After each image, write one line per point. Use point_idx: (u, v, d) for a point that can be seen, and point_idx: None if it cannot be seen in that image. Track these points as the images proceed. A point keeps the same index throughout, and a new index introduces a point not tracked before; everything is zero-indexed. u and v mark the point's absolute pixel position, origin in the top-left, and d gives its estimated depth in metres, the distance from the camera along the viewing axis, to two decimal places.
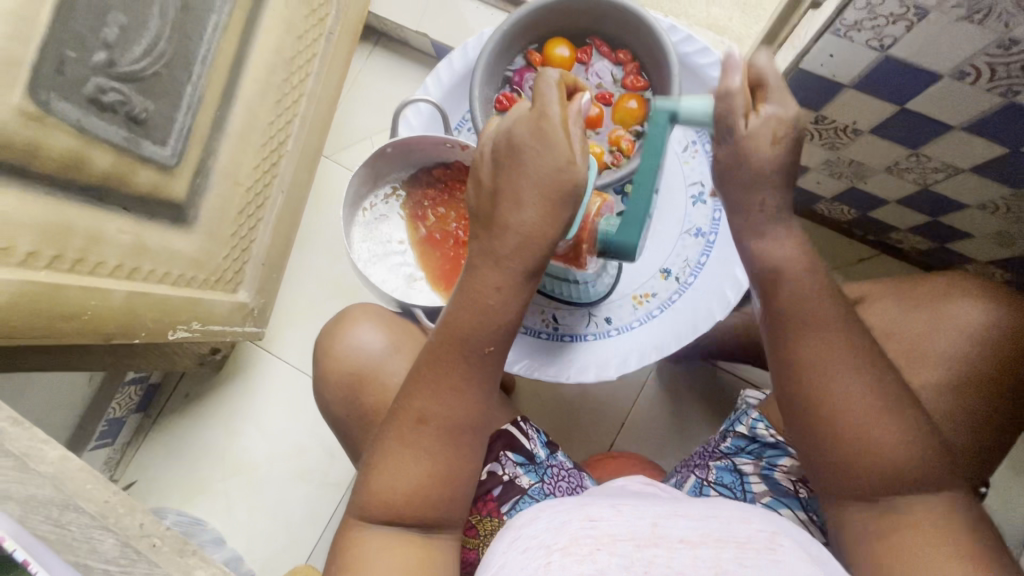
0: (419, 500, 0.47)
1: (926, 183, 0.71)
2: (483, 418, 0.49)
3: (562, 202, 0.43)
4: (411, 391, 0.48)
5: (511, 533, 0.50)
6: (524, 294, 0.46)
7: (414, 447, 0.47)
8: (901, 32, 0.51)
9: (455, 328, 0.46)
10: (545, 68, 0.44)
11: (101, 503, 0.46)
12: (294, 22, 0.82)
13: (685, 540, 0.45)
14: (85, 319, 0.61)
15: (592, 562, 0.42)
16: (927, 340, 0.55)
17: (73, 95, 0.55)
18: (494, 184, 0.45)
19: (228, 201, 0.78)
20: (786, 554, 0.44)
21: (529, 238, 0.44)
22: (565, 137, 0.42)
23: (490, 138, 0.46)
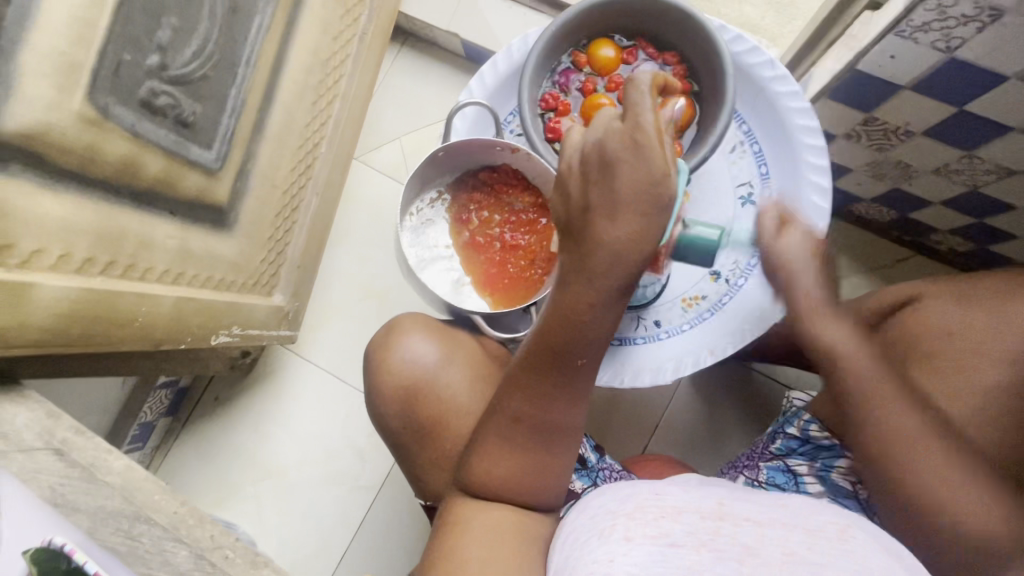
0: (516, 492, 0.49)
1: (976, 185, 0.70)
2: (575, 419, 0.49)
3: (657, 216, 0.41)
4: (506, 393, 0.48)
5: (581, 504, 0.52)
6: (617, 307, 0.44)
7: (510, 447, 0.48)
8: (971, 33, 0.51)
9: (549, 340, 0.45)
10: (636, 72, 0.41)
11: (170, 515, 0.46)
12: (330, 23, 0.81)
13: (750, 518, 0.47)
14: (136, 325, 0.61)
15: (656, 527, 0.45)
16: (992, 339, 0.54)
17: (128, 99, 0.54)
18: (585, 197, 0.43)
19: (266, 204, 0.77)
20: (858, 544, 0.45)
21: (621, 255, 0.42)
22: (660, 148, 0.40)
23: (577, 148, 0.44)
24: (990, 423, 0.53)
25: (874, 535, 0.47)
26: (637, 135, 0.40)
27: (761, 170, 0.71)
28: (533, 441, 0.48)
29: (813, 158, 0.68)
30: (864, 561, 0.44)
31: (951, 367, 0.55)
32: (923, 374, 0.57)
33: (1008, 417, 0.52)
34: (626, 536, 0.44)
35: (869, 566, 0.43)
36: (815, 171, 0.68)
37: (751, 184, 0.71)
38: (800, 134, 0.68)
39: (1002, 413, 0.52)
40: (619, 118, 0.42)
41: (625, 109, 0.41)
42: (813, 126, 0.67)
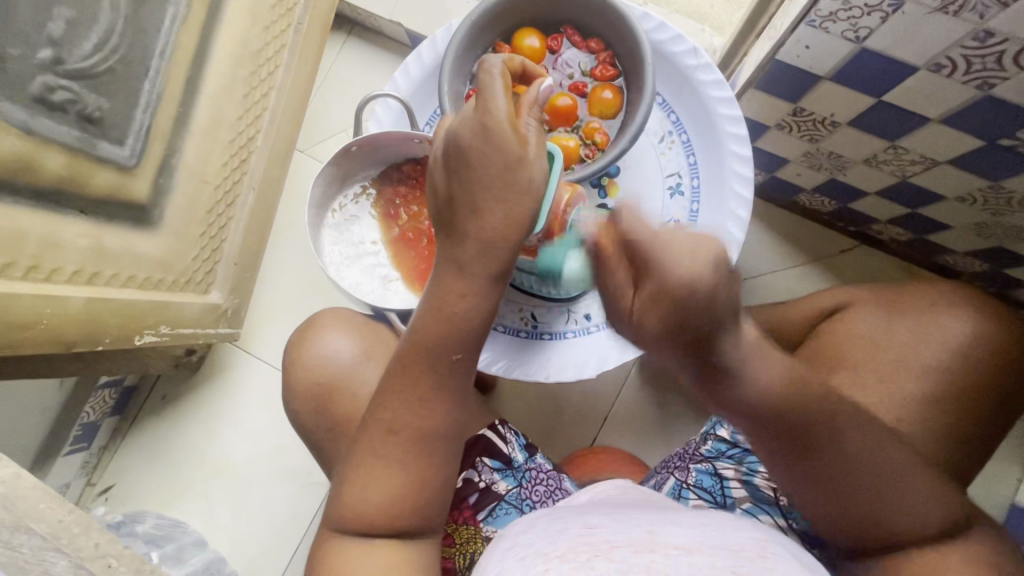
0: (392, 513, 0.47)
1: (904, 175, 0.70)
2: (457, 424, 0.48)
3: (518, 200, 0.43)
4: (380, 401, 0.47)
5: (506, 542, 0.48)
6: (489, 298, 0.45)
7: (385, 461, 0.46)
8: (877, 23, 0.50)
9: (423, 339, 0.45)
10: (489, 61, 0.44)
11: (54, 523, 0.44)
12: (260, 13, 0.79)
13: (679, 546, 0.44)
14: (43, 327, 0.59)
15: (589, 569, 0.41)
16: (913, 350, 0.54)
17: (19, 95, 0.53)
18: (450, 188, 0.46)
19: (195, 201, 0.76)
20: (779, 563, 0.42)
21: (489, 243, 0.43)
22: (510, 133, 0.43)
23: (441, 142, 0.47)
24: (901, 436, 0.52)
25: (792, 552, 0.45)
26: (486, 121, 0.43)
27: (689, 160, 0.70)
28: (409, 450, 0.46)
29: (737, 147, 0.67)
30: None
31: (873, 373, 0.54)
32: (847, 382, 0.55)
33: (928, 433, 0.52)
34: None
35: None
36: (738, 161, 0.67)
37: (679, 175, 0.70)
38: (724, 123, 0.68)
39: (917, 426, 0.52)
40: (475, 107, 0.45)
41: (479, 98, 0.44)
42: (736, 116, 0.67)
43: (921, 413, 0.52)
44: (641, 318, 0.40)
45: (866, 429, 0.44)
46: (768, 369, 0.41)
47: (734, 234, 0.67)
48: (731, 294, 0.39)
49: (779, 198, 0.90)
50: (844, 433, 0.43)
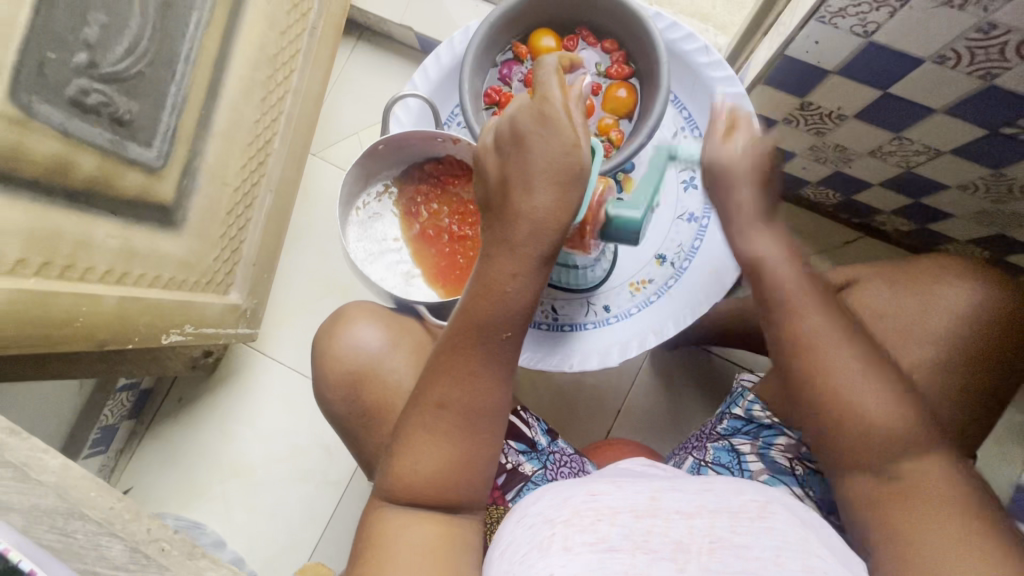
0: (441, 486, 0.49)
1: (909, 166, 0.72)
2: (502, 404, 0.50)
3: (571, 184, 0.46)
4: (432, 377, 0.49)
5: (514, 514, 0.50)
6: (537, 278, 0.48)
7: (437, 436, 0.49)
8: (884, 18, 0.52)
9: (474, 317, 0.48)
10: (544, 58, 0.47)
11: (107, 510, 0.46)
12: (277, 18, 0.80)
13: (680, 511, 0.46)
14: (76, 325, 0.60)
15: (593, 533, 0.43)
16: (919, 322, 0.56)
17: (55, 98, 0.55)
18: (501, 172, 0.48)
19: (216, 202, 0.77)
20: (778, 519, 0.45)
21: (540, 224, 0.46)
22: (567, 120, 0.45)
23: (493, 128, 0.50)
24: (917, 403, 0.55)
25: (793, 509, 0.47)
26: (545, 109, 0.45)
27: None
28: (461, 426, 0.49)
29: None
30: (786, 535, 0.44)
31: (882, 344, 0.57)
32: None
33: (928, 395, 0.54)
34: (565, 546, 0.43)
35: (789, 540, 0.43)
36: None
37: (693, 169, 0.73)
38: None
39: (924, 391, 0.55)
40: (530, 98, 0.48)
41: (536, 89, 0.47)
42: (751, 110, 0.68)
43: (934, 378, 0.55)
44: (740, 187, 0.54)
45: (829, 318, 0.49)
46: (770, 242, 0.53)
47: None
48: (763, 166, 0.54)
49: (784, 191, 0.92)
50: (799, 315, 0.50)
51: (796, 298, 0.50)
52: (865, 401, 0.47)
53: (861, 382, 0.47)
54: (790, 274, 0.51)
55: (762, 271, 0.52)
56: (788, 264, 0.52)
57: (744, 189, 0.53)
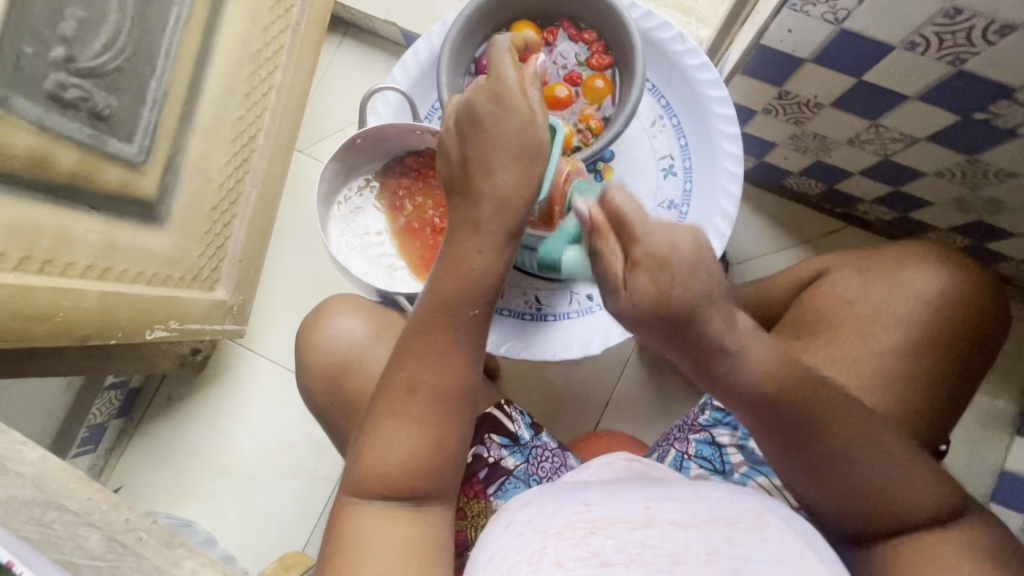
0: (411, 471, 0.49)
1: (887, 153, 0.73)
2: (471, 385, 0.51)
3: (530, 160, 0.46)
4: (401, 360, 0.49)
5: (504, 519, 0.50)
6: (504, 257, 0.48)
7: (407, 418, 0.49)
8: (854, 4, 0.53)
9: (441, 296, 0.48)
10: (498, 39, 0.48)
11: (84, 500, 0.47)
12: (259, 14, 0.80)
13: (675, 521, 0.45)
14: (58, 320, 0.61)
15: (586, 547, 0.42)
16: (886, 306, 0.57)
17: (32, 93, 0.55)
18: (462, 152, 0.48)
19: (200, 198, 0.77)
20: (774, 532, 0.45)
21: (506, 201, 0.46)
22: (520, 98, 0.47)
23: (453, 114, 0.50)
24: (886, 386, 0.55)
25: (788, 521, 0.47)
26: (498, 88, 0.47)
27: (680, 142, 0.73)
28: (429, 408, 0.49)
29: (726, 126, 0.71)
30: (783, 549, 0.44)
31: (851, 334, 0.57)
32: (829, 340, 0.58)
33: (898, 378, 0.55)
34: (557, 561, 0.42)
35: (785, 554, 0.43)
36: (728, 139, 0.71)
37: (671, 157, 0.74)
38: (712, 104, 0.71)
39: (893, 373, 0.55)
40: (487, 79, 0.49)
41: (491, 70, 0.48)
42: (724, 97, 0.70)
43: (903, 363, 0.55)
44: (631, 285, 0.39)
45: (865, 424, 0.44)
46: (753, 353, 0.42)
47: (727, 209, 0.70)
48: (710, 271, 0.40)
49: (766, 181, 0.93)
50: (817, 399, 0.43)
51: (800, 398, 0.43)
52: (888, 465, 0.45)
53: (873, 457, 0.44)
54: (772, 370, 0.42)
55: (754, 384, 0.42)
56: (767, 350, 0.43)
57: (681, 285, 0.39)
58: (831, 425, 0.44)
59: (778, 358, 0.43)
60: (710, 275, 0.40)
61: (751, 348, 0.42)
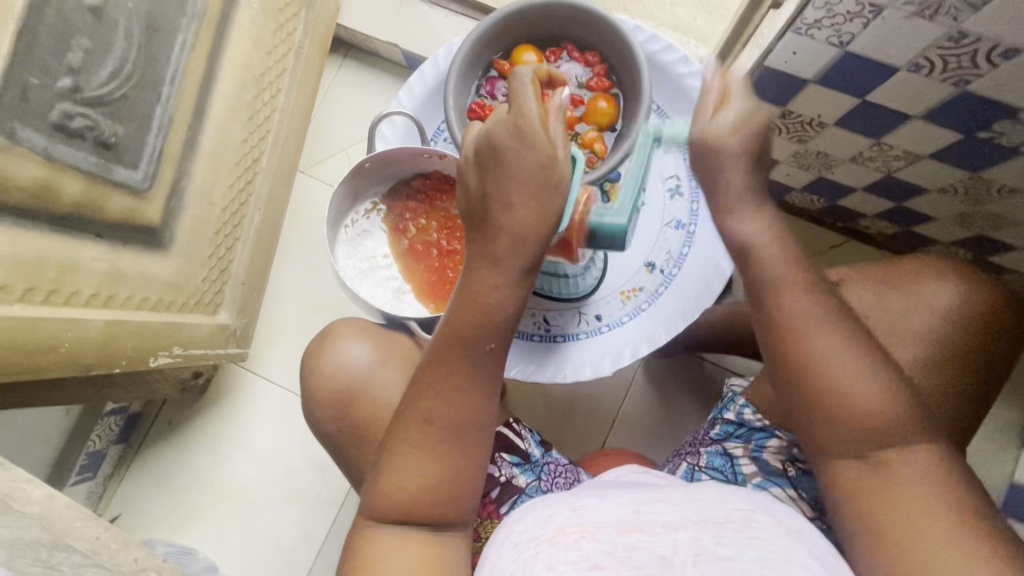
0: (425, 505, 0.48)
1: (890, 170, 0.74)
2: (488, 419, 0.50)
3: (551, 197, 0.46)
4: (417, 392, 0.49)
5: (503, 529, 0.50)
6: (521, 290, 0.48)
7: (423, 451, 0.48)
8: (859, 29, 0.54)
9: (459, 329, 0.48)
10: (518, 70, 0.47)
11: (93, 540, 0.45)
12: (263, 38, 0.81)
13: (664, 525, 0.46)
14: (62, 351, 0.60)
15: (576, 550, 0.43)
16: (904, 323, 0.57)
17: (38, 123, 0.54)
18: (481, 186, 0.48)
19: (204, 222, 0.77)
20: (763, 530, 0.45)
21: (522, 236, 0.46)
22: (543, 134, 0.46)
23: (472, 143, 0.50)
24: None
25: (779, 517, 0.47)
26: (521, 124, 0.46)
27: (686, 163, 0.74)
28: (445, 442, 0.48)
29: None
30: (771, 548, 0.43)
31: None
32: None
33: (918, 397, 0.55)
34: (548, 566, 0.42)
35: (773, 552, 0.43)
36: None
37: (677, 177, 0.74)
38: None
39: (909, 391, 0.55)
40: (507, 110, 0.48)
41: (512, 102, 0.46)
42: None
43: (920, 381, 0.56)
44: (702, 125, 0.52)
45: (822, 309, 0.49)
46: (752, 223, 0.53)
47: None
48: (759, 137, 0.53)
49: (769, 197, 0.93)
50: (791, 288, 0.50)
51: (785, 286, 0.50)
52: (845, 378, 0.47)
53: (838, 352, 0.48)
54: (759, 238, 0.52)
55: (750, 256, 0.52)
56: (776, 248, 0.51)
57: (737, 177, 0.53)
58: (800, 308, 0.49)
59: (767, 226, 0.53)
60: (745, 149, 0.53)
61: (765, 250, 0.52)
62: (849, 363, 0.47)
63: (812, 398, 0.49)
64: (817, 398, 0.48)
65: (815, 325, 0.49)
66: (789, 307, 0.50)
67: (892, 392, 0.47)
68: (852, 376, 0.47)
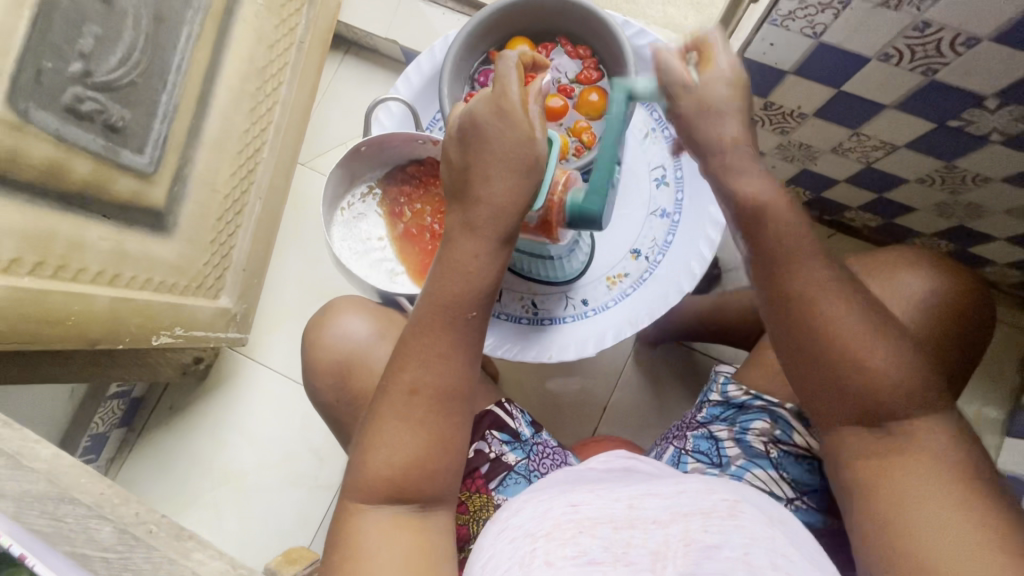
0: (410, 474, 0.50)
1: (870, 161, 0.76)
2: (469, 387, 0.52)
3: (529, 174, 0.49)
4: (400, 362, 0.51)
5: (497, 526, 0.49)
6: (499, 260, 0.51)
7: (407, 420, 0.50)
8: (830, 20, 0.56)
9: (440, 299, 0.50)
10: (503, 54, 0.50)
11: (96, 495, 0.48)
12: (265, 32, 0.84)
13: (657, 520, 0.44)
14: (70, 324, 0.62)
15: (574, 546, 0.42)
16: (881, 308, 0.59)
17: (50, 105, 0.57)
18: (463, 161, 0.51)
19: (207, 207, 0.80)
20: (748, 519, 0.44)
21: (500, 209, 0.49)
22: (522, 114, 0.49)
23: (456, 122, 0.53)
24: None
25: (762, 508, 0.47)
26: (501, 102, 0.49)
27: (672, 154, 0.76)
28: (428, 410, 0.51)
29: None
30: (756, 535, 0.43)
31: None
32: None
33: None
34: (546, 561, 0.41)
35: (758, 539, 0.42)
36: None
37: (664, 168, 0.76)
38: None
39: None
40: (489, 91, 0.51)
41: (495, 83, 0.50)
42: None
43: None
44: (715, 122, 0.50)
45: (831, 273, 0.45)
46: (749, 180, 0.48)
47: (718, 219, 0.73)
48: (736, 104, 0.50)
49: None
50: (798, 269, 0.45)
51: (795, 250, 0.46)
52: (855, 347, 0.43)
53: (843, 312, 0.44)
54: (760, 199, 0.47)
55: (765, 219, 0.47)
56: (786, 212, 0.47)
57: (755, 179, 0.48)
58: (801, 267, 0.45)
59: (760, 177, 0.49)
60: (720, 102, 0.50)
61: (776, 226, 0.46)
62: (850, 320, 0.44)
63: (819, 373, 0.45)
64: (820, 372, 0.45)
65: (819, 285, 0.45)
66: (789, 265, 0.46)
67: (906, 356, 0.43)
68: (861, 341, 0.43)
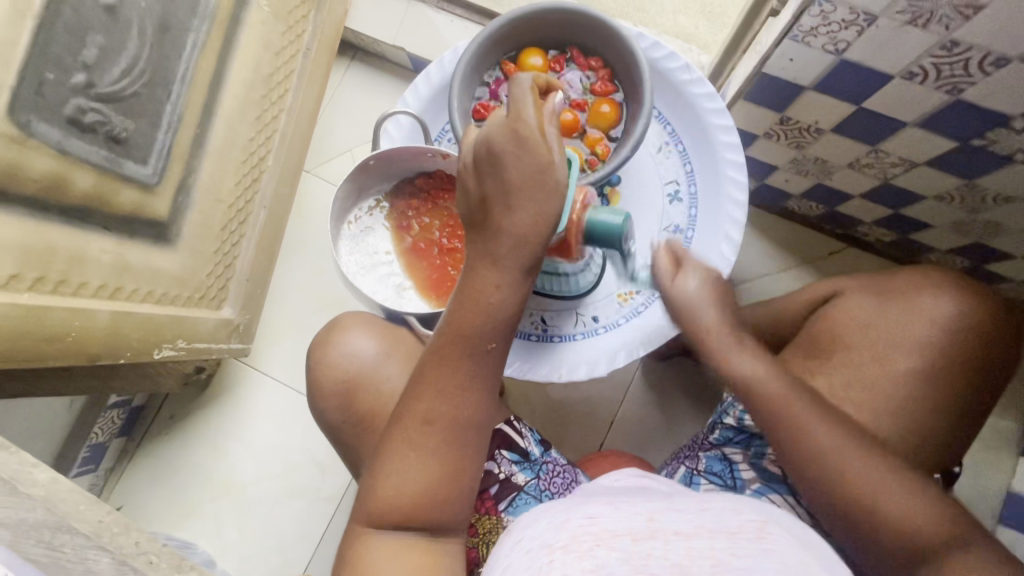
0: (422, 503, 0.49)
1: (887, 178, 0.75)
2: (486, 417, 0.51)
3: (548, 199, 0.47)
4: (417, 390, 0.50)
5: (512, 537, 0.47)
6: (521, 289, 0.49)
7: (422, 450, 0.49)
8: (854, 37, 0.55)
9: (461, 329, 0.49)
10: (517, 77, 0.48)
11: (95, 523, 0.46)
12: (272, 40, 0.82)
13: (679, 531, 0.43)
14: (70, 339, 0.61)
15: (592, 559, 0.40)
16: (904, 332, 0.57)
17: (52, 117, 0.56)
18: (480, 189, 0.50)
19: (211, 217, 0.78)
20: (776, 542, 0.42)
21: (522, 238, 0.48)
22: (541, 140, 0.47)
23: (471, 147, 0.51)
24: (898, 412, 0.56)
25: (787, 529, 0.45)
26: (518, 128, 0.47)
27: (686, 169, 0.75)
28: (444, 439, 0.49)
29: (731, 154, 0.72)
30: (787, 561, 0.41)
31: (865, 356, 0.58)
32: (843, 363, 0.59)
33: (916, 406, 0.56)
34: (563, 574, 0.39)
35: (788, 563, 0.41)
36: (733, 167, 0.72)
37: (677, 182, 0.75)
38: (716, 133, 0.73)
39: (906, 402, 0.56)
40: (505, 115, 0.49)
41: (511, 107, 0.48)
42: (727, 125, 0.72)
43: (916, 390, 0.56)
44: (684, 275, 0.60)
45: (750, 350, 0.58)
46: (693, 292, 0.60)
47: (733, 236, 0.72)
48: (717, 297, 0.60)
49: (767, 203, 0.94)
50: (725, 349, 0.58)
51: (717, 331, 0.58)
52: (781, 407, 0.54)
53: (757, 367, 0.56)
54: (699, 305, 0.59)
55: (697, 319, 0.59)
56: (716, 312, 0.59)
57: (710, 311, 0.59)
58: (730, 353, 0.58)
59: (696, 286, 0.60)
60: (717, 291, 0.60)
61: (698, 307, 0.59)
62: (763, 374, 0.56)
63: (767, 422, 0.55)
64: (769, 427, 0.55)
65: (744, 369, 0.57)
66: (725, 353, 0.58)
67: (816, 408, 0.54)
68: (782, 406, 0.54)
